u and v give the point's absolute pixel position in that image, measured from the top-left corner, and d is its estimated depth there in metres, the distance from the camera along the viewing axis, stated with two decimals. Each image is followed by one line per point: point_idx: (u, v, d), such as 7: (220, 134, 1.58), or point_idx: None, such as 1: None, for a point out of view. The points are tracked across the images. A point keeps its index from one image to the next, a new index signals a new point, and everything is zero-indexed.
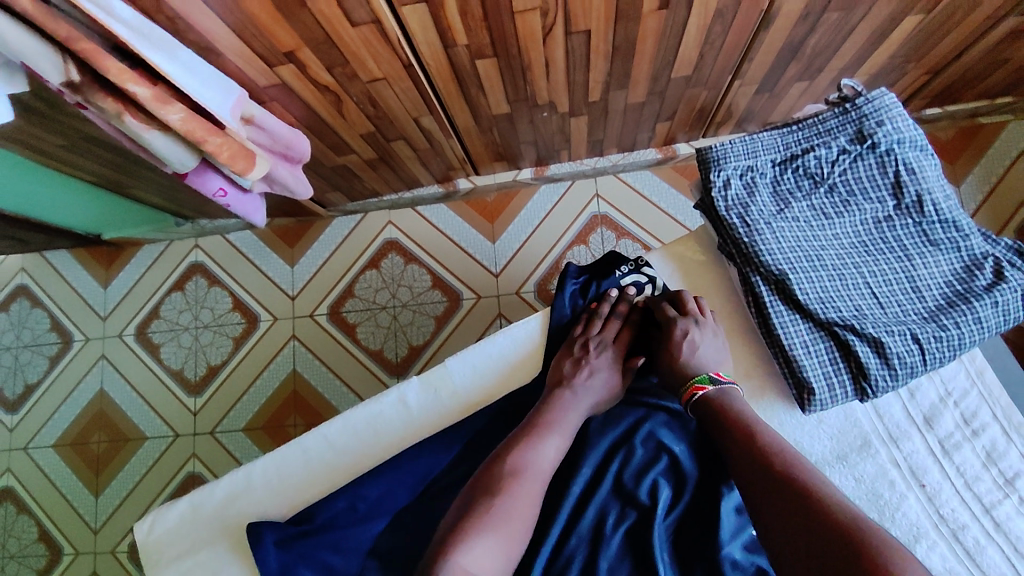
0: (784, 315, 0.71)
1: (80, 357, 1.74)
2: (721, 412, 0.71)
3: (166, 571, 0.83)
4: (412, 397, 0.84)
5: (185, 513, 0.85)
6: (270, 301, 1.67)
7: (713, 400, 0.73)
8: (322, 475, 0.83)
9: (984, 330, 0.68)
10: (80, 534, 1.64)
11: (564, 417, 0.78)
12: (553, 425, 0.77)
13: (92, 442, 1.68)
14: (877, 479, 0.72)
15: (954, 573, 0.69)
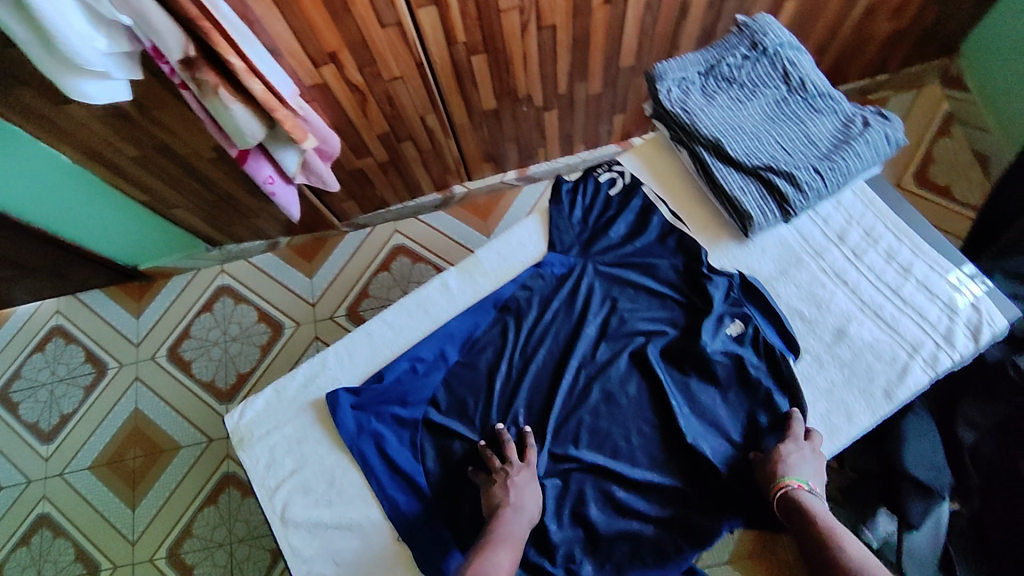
0: (723, 169, 0.97)
1: (115, 382, 1.87)
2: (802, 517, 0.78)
3: (258, 445, 1.00)
4: (452, 281, 1.06)
5: (269, 399, 1.03)
6: (292, 310, 1.86)
7: (805, 504, 0.79)
8: (386, 350, 1.04)
9: (863, 161, 0.96)
10: (118, 547, 1.70)
11: (509, 549, 0.79)
12: (503, 539, 0.80)
13: (129, 459, 1.78)
14: (812, 283, 0.96)
15: (880, 340, 0.93)
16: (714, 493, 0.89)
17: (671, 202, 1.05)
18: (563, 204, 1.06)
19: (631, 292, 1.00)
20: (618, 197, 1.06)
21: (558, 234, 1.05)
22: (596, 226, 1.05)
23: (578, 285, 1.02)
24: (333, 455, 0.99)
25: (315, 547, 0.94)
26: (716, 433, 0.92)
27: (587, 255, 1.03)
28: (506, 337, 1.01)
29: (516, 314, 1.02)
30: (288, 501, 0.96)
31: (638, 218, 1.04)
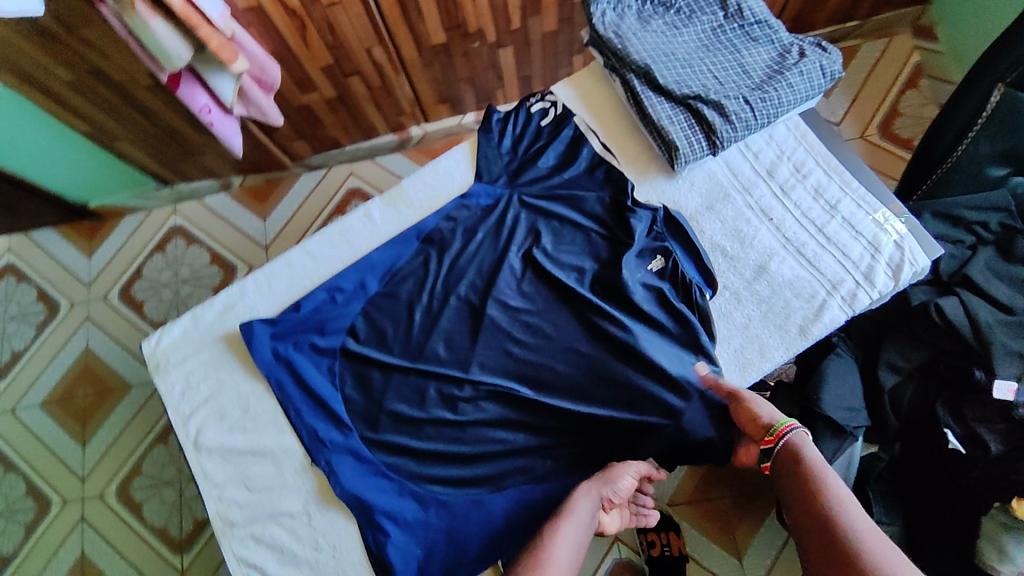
0: (653, 97, 0.94)
1: (66, 322, 1.85)
2: (795, 466, 0.76)
3: (174, 372, 0.99)
4: (376, 211, 1.04)
5: (186, 326, 1.01)
6: (245, 252, 1.84)
7: (795, 451, 0.77)
8: (305, 279, 1.01)
9: (796, 92, 0.93)
10: (68, 483, 1.71)
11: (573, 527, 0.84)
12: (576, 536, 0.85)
13: (79, 397, 1.78)
14: (737, 219, 0.94)
15: (800, 277, 0.91)
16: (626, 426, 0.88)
17: (604, 135, 1.01)
18: (492, 132, 1.02)
19: (554, 226, 0.97)
20: (549, 127, 1.02)
21: (484, 164, 1.01)
22: (526, 156, 1.01)
23: (503, 217, 0.98)
24: (248, 383, 0.97)
25: (228, 472, 0.94)
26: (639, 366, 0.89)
27: (514, 185, 0.99)
28: (428, 268, 0.98)
29: (438, 244, 0.99)
30: (202, 427, 0.96)
31: (569, 150, 1.00)
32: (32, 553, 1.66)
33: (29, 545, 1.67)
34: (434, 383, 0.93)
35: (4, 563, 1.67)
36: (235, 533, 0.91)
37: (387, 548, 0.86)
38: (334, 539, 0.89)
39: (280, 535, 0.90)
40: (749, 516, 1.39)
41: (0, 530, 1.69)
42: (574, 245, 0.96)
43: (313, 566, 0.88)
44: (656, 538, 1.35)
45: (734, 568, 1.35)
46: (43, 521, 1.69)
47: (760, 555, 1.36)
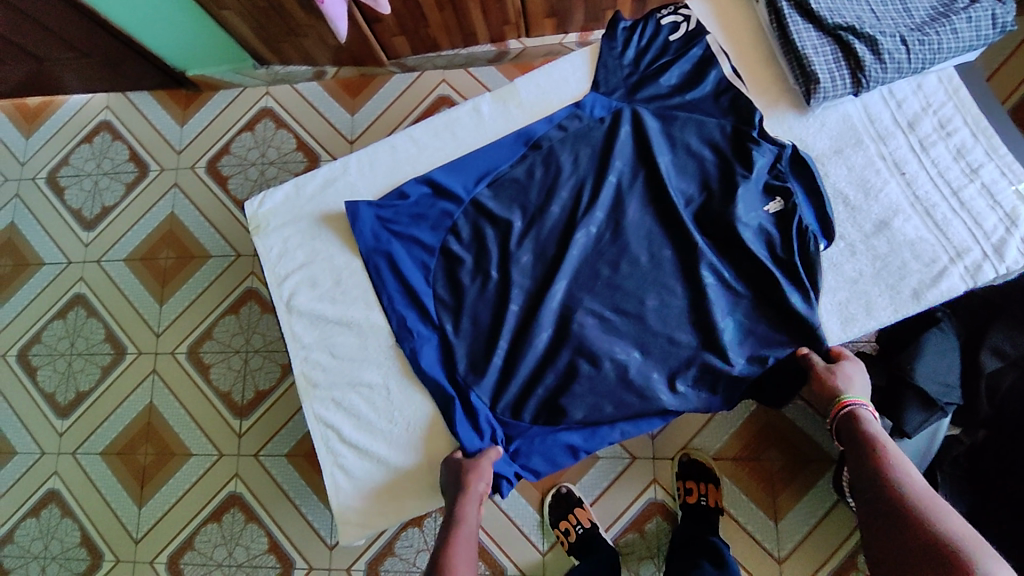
0: (800, 23, 0.88)
1: (155, 184, 1.92)
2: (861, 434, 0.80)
3: (273, 235, 1.02)
4: (485, 107, 1.02)
5: (288, 194, 1.03)
6: (331, 143, 1.85)
7: (861, 423, 0.80)
8: (407, 165, 1.02)
9: (960, 40, 0.85)
10: (143, 336, 1.82)
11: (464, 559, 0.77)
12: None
13: (161, 258, 1.86)
14: (866, 167, 0.89)
15: (923, 239, 0.87)
16: (712, 361, 0.87)
17: (738, 62, 0.95)
18: (617, 44, 0.97)
19: (670, 147, 0.93)
20: (677, 44, 0.97)
21: (605, 74, 0.97)
22: (648, 72, 0.96)
23: (621, 131, 0.94)
24: (341, 256, 0.99)
25: (315, 336, 0.97)
26: (734, 303, 0.88)
27: (632, 100, 0.96)
28: (533, 170, 0.96)
29: (546, 147, 0.96)
30: (295, 291, 0.99)
31: (695, 73, 0.95)
32: (106, 394, 1.80)
33: (104, 386, 1.81)
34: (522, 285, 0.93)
35: (80, 398, 1.81)
36: (316, 393, 0.95)
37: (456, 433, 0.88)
38: (409, 414, 0.92)
39: (358, 403, 0.94)
40: (795, 482, 1.39)
41: (79, 368, 1.82)
42: (689, 173, 0.92)
43: (386, 437, 0.92)
44: (693, 485, 1.35)
45: (769, 528, 1.37)
46: (118, 367, 1.81)
47: (798, 520, 1.36)
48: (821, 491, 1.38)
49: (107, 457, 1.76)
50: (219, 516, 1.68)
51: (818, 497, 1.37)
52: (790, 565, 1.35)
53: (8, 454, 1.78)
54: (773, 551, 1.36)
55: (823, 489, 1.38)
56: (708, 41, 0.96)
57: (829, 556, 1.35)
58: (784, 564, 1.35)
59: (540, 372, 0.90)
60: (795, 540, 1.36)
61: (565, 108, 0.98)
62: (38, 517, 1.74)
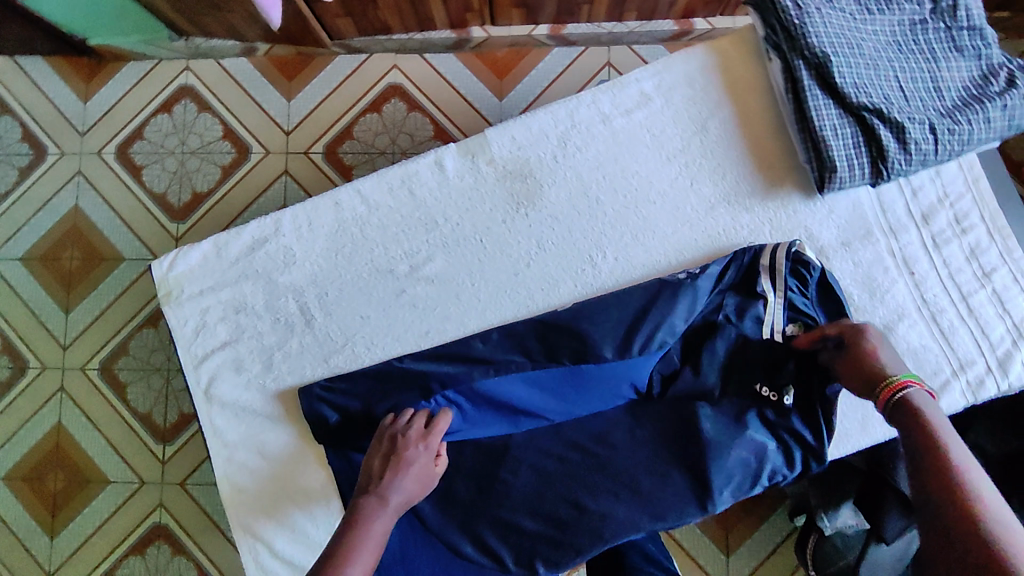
0: (820, 98, 0.76)
1: (55, 171, 1.55)
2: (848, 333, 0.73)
3: (189, 305, 0.85)
4: (449, 161, 0.86)
5: (206, 255, 0.86)
6: (265, 135, 1.54)
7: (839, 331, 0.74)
8: (354, 227, 0.86)
9: (990, 130, 0.76)
10: (46, 348, 1.50)
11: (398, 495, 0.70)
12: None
13: (65, 258, 1.52)
14: (873, 265, 0.80)
15: (927, 348, 0.79)
16: (700, 493, 0.78)
17: (748, 144, 0.83)
18: (596, 123, 0.85)
19: (659, 232, 0.84)
20: (670, 134, 0.84)
21: (588, 161, 0.85)
22: (636, 165, 0.84)
23: (601, 211, 0.84)
24: (273, 338, 0.85)
25: (241, 432, 0.84)
26: (724, 422, 0.78)
27: (620, 208, 0.84)
28: (501, 248, 0.85)
29: (524, 220, 0.85)
30: (216, 376, 0.84)
31: (689, 183, 0.84)
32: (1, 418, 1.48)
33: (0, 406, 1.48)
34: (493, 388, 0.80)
35: None
36: (243, 500, 0.83)
37: (408, 547, 0.80)
38: None
39: (293, 513, 0.82)
40: (749, 516, 1.23)
41: None
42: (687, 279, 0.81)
43: None
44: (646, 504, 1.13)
45: (717, 561, 1.21)
46: (18, 384, 1.49)
47: (750, 553, 1.21)
48: (774, 525, 1.23)
49: (10, 482, 1.46)
50: (140, 548, 1.43)
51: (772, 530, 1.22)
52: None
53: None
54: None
55: (778, 521, 1.23)
56: (704, 130, 0.84)
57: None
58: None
59: (510, 485, 0.80)
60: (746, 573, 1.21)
61: (544, 189, 0.85)
62: None
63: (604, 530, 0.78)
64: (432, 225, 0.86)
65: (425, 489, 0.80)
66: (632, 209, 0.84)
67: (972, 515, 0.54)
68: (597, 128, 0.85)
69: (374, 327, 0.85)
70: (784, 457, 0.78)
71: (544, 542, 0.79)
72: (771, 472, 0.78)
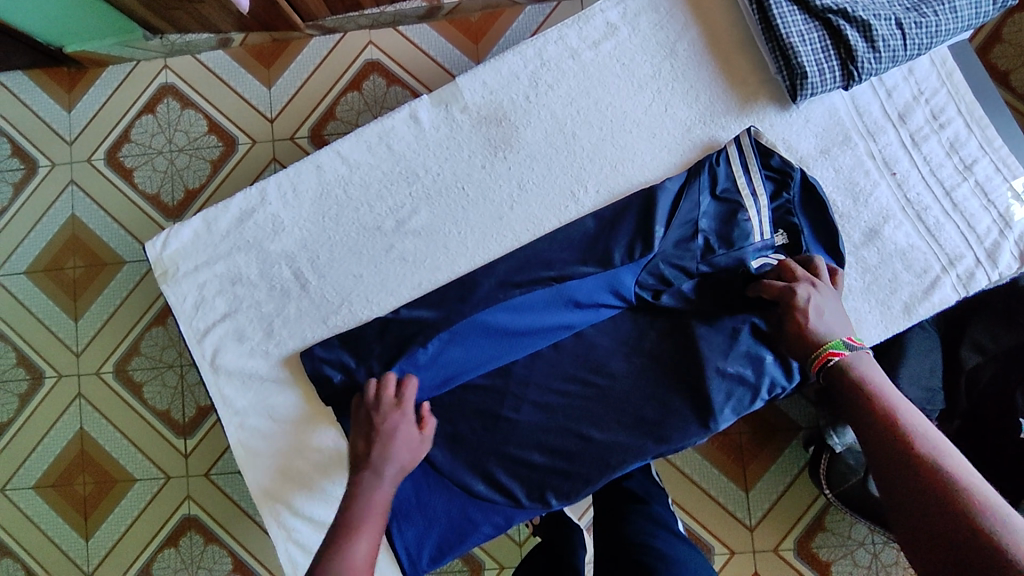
0: (784, 5, 0.76)
1: (48, 184, 1.51)
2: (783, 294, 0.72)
3: (186, 281, 0.87)
4: (424, 113, 0.87)
5: (197, 231, 0.88)
6: (248, 124, 1.48)
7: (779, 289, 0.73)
8: (337, 188, 0.87)
9: (958, 19, 0.75)
10: (60, 357, 1.48)
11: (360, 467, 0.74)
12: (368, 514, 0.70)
13: (68, 268, 1.49)
14: (854, 169, 0.80)
15: (915, 246, 0.79)
16: (699, 413, 0.79)
17: (719, 63, 0.83)
18: (565, 59, 0.85)
19: (637, 159, 0.84)
20: (641, 61, 0.84)
21: (563, 97, 0.85)
22: (611, 98, 0.85)
23: (579, 146, 0.85)
24: (270, 305, 0.87)
25: (250, 399, 0.86)
26: (717, 343, 0.79)
27: (598, 143, 0.85)
28: (484, 197, 0.86)
29: (503, 164, 0.86)
30: (219, 348, 0.86)
31: (664, 110, 0.84)
32: (24, 431, 1.47)
33: (23, 419, 1.47)
34: (490, 326, 0.81)
35: None
36: (258, 463, 0.85)
37: (424, 491, 0.83)
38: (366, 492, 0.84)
39: (308, 470, 0.85)
40: (763, 448, 1.23)
41: None
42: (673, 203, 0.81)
43: None
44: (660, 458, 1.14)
45: (738, 499, 1.22)
46: (37, 396, 1.48)
47: (769, 486, 1.22)
48: (790, 456, 1.22)
49: (41, 491, 1.46)
50: (174, 541, 1.44)
51: (788, 462, 1.22)
52: (759, 534, 1.21)
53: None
54: (743, 520, 1.21)
55: (793, 452, 1.23)
56: (676, 52, 0.84)
57: (799, 521, 1.21)
58: (755, 532, 1.22)
59: (514, 423, 0.82)
60: (766, 507, 1.21)
61: (521, 130, 0.86)
62: None
63: (610, 457, 0.80)
64: (413, 177, 0.87)
65: (433, 438, 0.83)
66: (609, 141, 0.84)
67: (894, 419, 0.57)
68: (569, 63, 0.85)
69: (367, 284, 0.86)
70: (784, 369, 0.79)
71: (553, 475, 0.81)
72: (772, 386, 0.79)
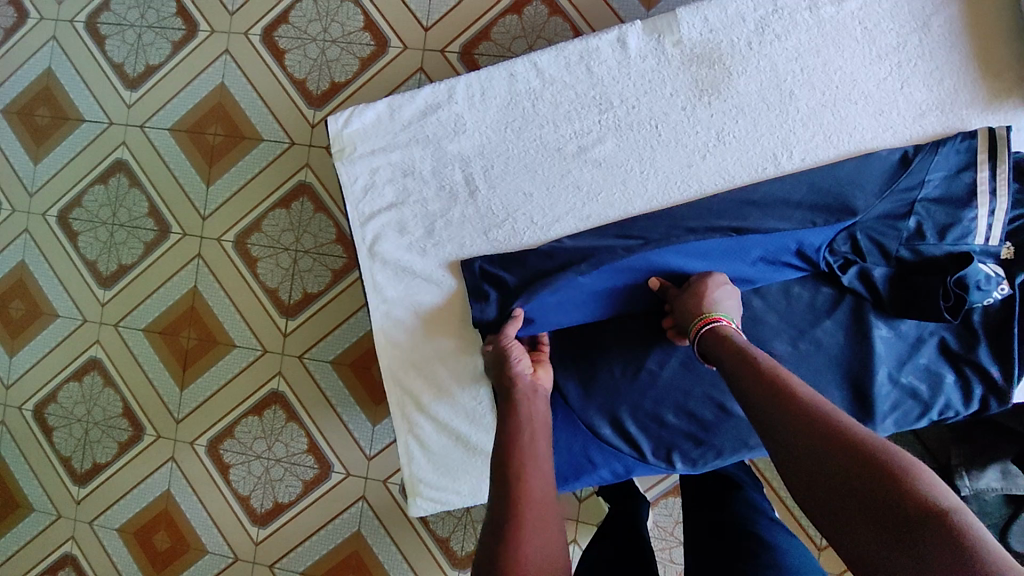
0: None
1: (202, 50, 1.33)
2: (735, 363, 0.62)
3: (360, 163, 0.88)
4: (633, 40, 0.83)
5: (380, 115, 0.88)
6: (400, 24, 1.26)
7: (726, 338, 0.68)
8: (527, 100, 0.85)
9: None
10: (185, 214, 1.33)
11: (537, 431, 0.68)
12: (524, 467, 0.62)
13: (209, 134, 1.32)
14: None
15: None
16: (860, 416, 0.75)
17: (973, 44, 0.76)
18: (800, 9, 0.79)
19: (857, 133, 0.78)
20: (888, 27, 0.78)
21: (792, 57, 0.79)
22: (850, 61, 0.78)
23: (789, 108, 0.79)
24: (439, 203, 0.87)
25: (399, 290, 0.87)
26: (896, 354, 0.76)
27: (815, 111, 0.79)
28: (674, 143, 0.82)
29: (706, 110, 0.81)
30: (380, 234, 0.87)
31: (898, 87, 0.77)
32: (140, 282, 1.34)
33: (147, 264, 1.34)
34: (664, 263, 0.79)
35: (121, 274, 1.35)
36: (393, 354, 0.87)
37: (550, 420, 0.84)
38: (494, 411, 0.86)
39: (441, 372, 0.86)
40: None
41: (120, 241, 1.35)
42: (894, 181, 0.74)
43: (469, 415, 0.86)
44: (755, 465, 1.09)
45: None
46: (161, 247, 1.33)
47: None
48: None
49: (149, 336, 1.34)
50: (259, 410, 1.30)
51: None
52: (828, 558, 1.09)
53: (29, 329, 1.36)
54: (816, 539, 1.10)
55: None
56: (926, 26, 0.77)
57: None
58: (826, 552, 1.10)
59: (655, 375, 0.81)
60: None
61: (737, 83, 0.80)
62: (80, 383, 1.35)
63: (749, 436, 0.79)
64: (607, 105, 0.83)
65: (580, 375, 0.82)
66: (832, 110, 0.78)
67: (853, 453, 0.47)
68: (804, 16, 0.79)
69: (536, 204, 0.85)
70: (962, 393, 0.75)
71: (684, 438, 0.80)
72: (945, 409, 0.75)
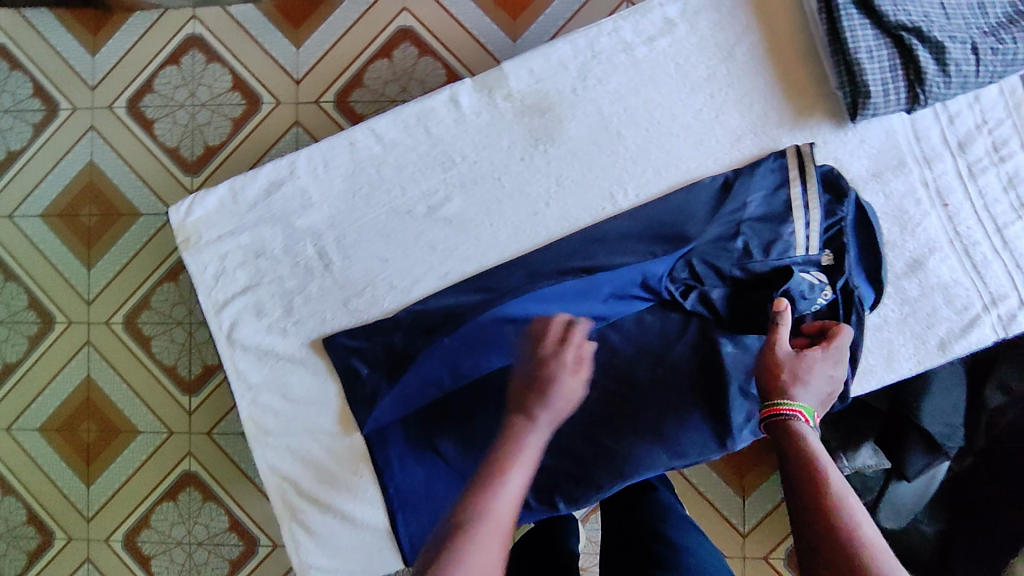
0: (856, 18, 0.75)
1: (64, 130, 1.19)
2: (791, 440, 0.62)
3: (208, 250, 0.85)
4: (465, 97, 0.84)
5: (222, 200, 0.85)
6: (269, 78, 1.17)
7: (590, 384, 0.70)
8: (370, 166, 0.85)
9: None
10: (65, 297, 1.19)
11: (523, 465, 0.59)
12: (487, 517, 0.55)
13: (84, 215, 1.19)
14: (906, 196, 0.82)
15: (958, 282, 0.82)
16: (718, 432, 0.77)
17: (776, 68, 0.81)
18: (618, 52, 0.82)
19: (683, 163, 0.82)
20: (699, 61, 0.81)
21: (617, 97, 0.82)
22: (671, 96, 0.82)
23: (619, 146, 0.82)
24: (293, 280, 0.85)
25: (264, 374, 0.85)
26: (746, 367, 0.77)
27: (643, 146, 0.82)
28: (517, 192, 0.83)
29: (543, 157, 0.83)
30: (237, 320, 0.85)
31: (716, 116, 0.81)
32: (18, 388, 1.20)
33: (34, 359, 1.20)
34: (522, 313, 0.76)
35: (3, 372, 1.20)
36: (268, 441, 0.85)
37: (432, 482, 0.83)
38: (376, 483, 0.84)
39: (316, 450, 0.84)
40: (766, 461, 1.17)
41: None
42: (717, 208, 0.78)
43: (351, 489, 0.84)
44: None
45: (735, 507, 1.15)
46: (42, 343, 1.20)
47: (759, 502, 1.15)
48: None
49: (47, 434, 1.20)
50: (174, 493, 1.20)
51: None
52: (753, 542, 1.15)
53: None
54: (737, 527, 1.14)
55: None
56: (735, 55, 0.81)
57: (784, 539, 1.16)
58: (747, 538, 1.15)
59: None
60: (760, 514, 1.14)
61: (571, 129, 0.82)
62: None
63: (626, 467, 0.78)
64: (448, 163, 0.84)
65: (451, 434, 0.81)
66: (658, 143, 0.82)
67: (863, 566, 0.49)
68: (622, 59, 0.82)
69: (393, 268, 0.84)
70: None
71: (565, 479, 0.81)
72: None
